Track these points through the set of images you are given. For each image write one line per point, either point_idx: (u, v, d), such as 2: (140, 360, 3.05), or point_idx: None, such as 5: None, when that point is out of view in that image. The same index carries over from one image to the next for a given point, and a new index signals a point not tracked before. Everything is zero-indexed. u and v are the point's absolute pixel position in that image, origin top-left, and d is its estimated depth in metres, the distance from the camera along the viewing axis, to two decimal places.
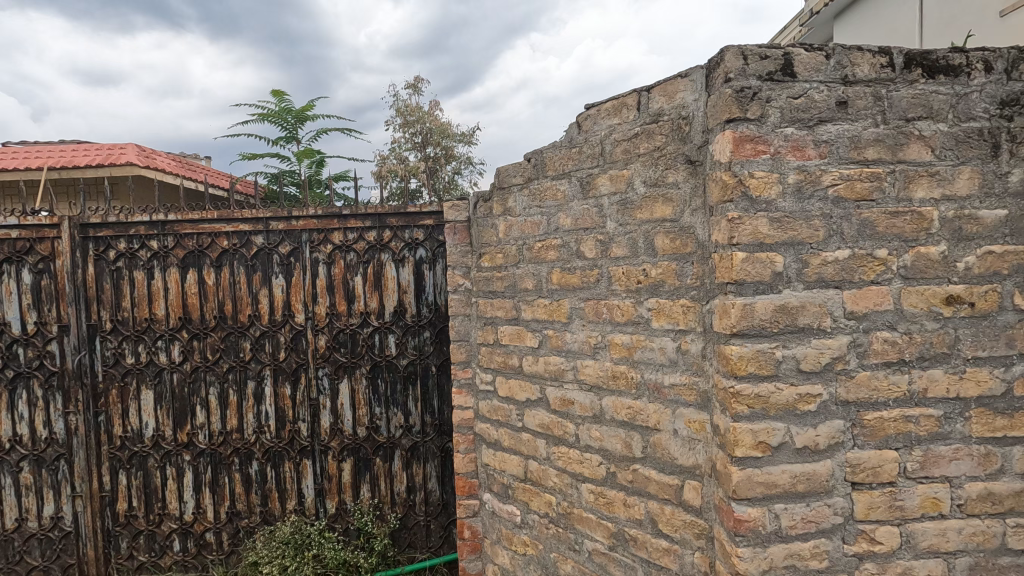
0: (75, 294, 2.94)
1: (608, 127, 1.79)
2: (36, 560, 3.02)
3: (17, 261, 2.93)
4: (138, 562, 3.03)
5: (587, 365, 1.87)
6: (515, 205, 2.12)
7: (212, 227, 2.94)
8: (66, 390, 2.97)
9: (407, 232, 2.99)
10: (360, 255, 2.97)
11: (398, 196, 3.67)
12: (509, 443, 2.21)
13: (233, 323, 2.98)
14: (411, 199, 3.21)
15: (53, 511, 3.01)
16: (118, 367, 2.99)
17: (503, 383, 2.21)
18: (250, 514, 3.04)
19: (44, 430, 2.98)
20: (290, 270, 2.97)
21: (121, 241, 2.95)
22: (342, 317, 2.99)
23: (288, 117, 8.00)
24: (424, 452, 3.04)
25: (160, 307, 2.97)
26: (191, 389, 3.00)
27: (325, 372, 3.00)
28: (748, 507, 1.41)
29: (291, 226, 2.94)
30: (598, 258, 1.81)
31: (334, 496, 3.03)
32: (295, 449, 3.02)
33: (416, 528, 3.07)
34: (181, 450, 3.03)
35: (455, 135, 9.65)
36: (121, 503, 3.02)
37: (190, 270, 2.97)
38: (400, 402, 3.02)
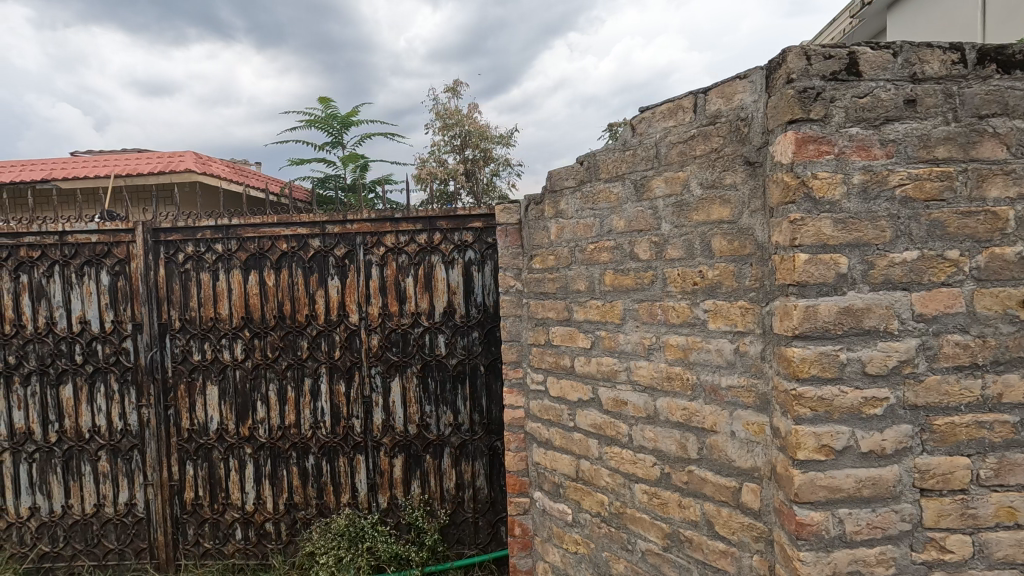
0: (148, 295, 3.12)
1: (663, 130, 1.80)
2: (111, 544, 3.23)
3: (97, 264, 3.15)
4: (203, 549, 3.20)
5: (641, 366, 1.88)
6: (567, 208, 2.14)
7: (272, 230, 3.08)
8: (139, 384, 3.17)
9: (457, 234, 3.05)
10: (412, 257, 3.06)
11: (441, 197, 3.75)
12: (560, 442, 2.23)
13: (291, 322, 3.11)
14: (451, 202, 3.29)
15: (127, 497, 3.21)
16: (185, 364, 3.16)
17: (555, 384, 2.24)
18: (306, 506, 3.17)
19: (120, 422, 3.19)
20: (345, 272, 3.08)
21: (189, 244, 3.12)
22: (394, 317, 3.08)
23: (334, 122, 8.25)
24: (473, 450, 3.10)
25: (224, 307, 3.13)
26: (253, 385, 3.15)
27: (377, 370, 3.10)
28: (811, 511, 1.39)
29: (346, 230, 3.06)
30: (653, 260, 1.82)
31: (386, 491, 3.13)
32: (349, 444, 3.13)
33: (465, 525, 3.13)
34: (243, 443, 3.18)
35: (493, 137, 9.74)
36: (189, 492, 3.19)
37: (252, 272, 3.11)
38: (450, 401, 3.09)
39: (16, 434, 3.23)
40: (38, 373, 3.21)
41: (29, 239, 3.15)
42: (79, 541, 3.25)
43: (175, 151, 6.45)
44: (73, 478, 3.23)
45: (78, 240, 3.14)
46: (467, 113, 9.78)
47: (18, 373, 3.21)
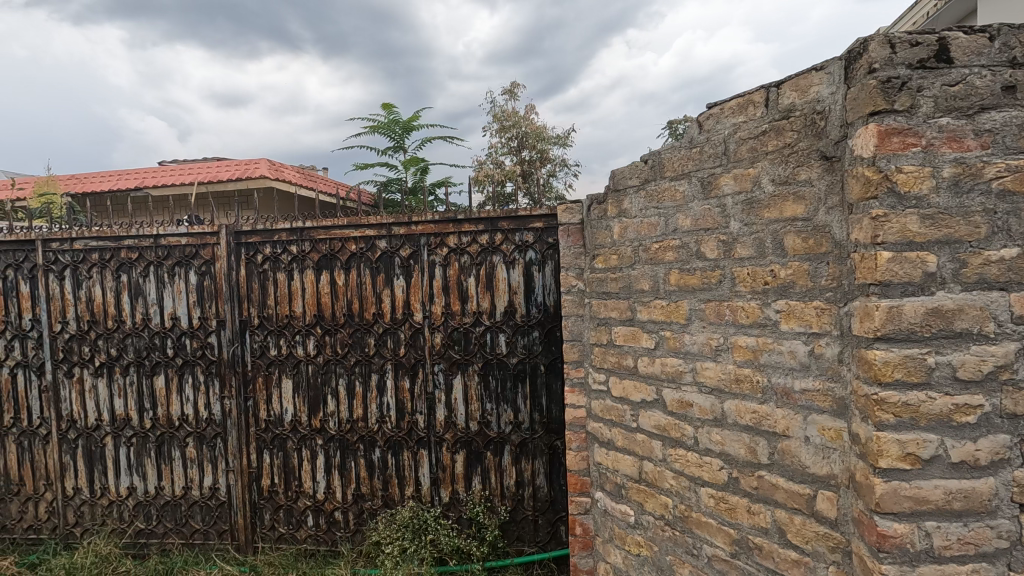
0: (230, 293, 3.35)
1: (732, 126, 1.76)
2: (198, 524, 3.48)
3: (186, 265, 3.40)
4: (278, 533, 3.39)
5: (708, 367, 1.84)
6: (631, 207, 2.13)
7: (342, 232, 3.23)
8: (222, 376, 3.40)
9: (518, 234, 3.08)
10: (474, 257, 3.12)
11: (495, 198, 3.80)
12: (623, 443, 2.22)
13: (360, 320, 3.25)
14: (507, 203, 3.33)
15: (211, 482, 3.45)
16: (263, 358, 3.36)
17: (617, 384, 2.23)
18: (373, 497, 3.30)
19: (205, 411, 3.44)
20: (409, 271, 3.18)
21: (268, 246, 3.32)
22: (456, 315, 3.15)
23: (396, 128, 8.52)
24: (533, 448, 3.13)
25: (298, 305, 3.31)
26: (324, 379, 3.31)
27: (440, 367, 3.18)
28: (894, 522, 1.32)
29: (411, 231, 3.16)
30: (721, 258, 1.78)
31: (448, 485, 3.20)
32: (413, 439, 3.23)
33: (525, 523, 3.16)
34: (314, 434, 3.34)
35: (550, 138, 9.76)
36: (266, 479, 3.39)
37: (323, 272, 3.27)
38: (510, 399, 3.13)
39: (117, 420, 3.54)
40: (135, 364, 3.50)
41: (128, 241, 3.45)
42: (170, 520, 3.52)
43: (250, 159, 6.86)
44: (165, 461, 3.51)
45: (169, 242, 3.41)
46: (524, 114, 9.84)
47: (119, 364, 3.52)
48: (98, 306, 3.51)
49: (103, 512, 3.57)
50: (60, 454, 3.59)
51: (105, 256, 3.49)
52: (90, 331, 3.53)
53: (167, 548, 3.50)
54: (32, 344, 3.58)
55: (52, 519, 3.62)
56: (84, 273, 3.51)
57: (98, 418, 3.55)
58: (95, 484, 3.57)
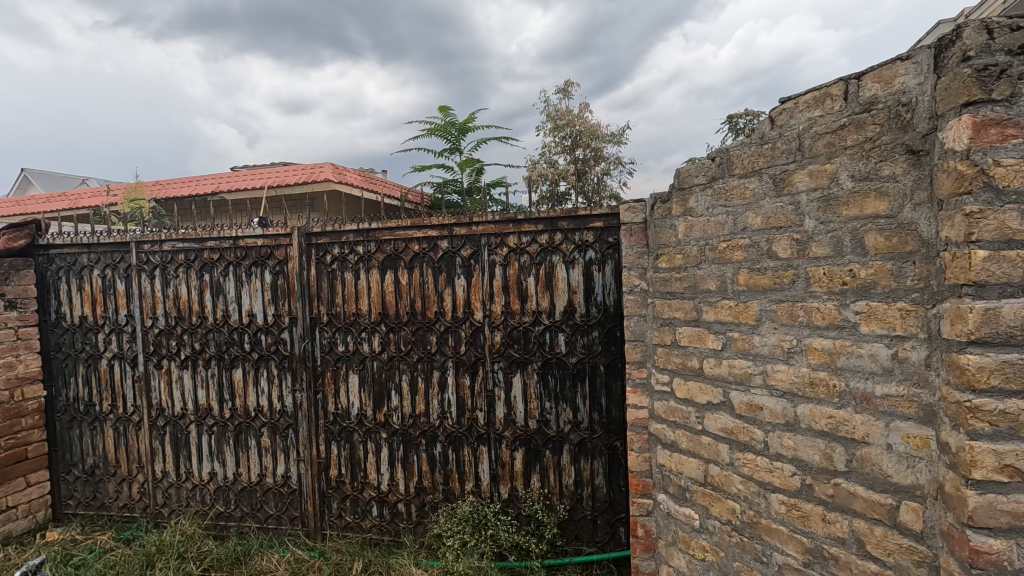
0: (302, 292, 3.52)
1: (807, 120, 1.69)
2: (271, 509, 3.68)
3: (262, 265, 3.61)
4: (345, 522, 3.54)
5: (779, 370, 1.79)
6: (696, 205, 2.09)
7: (406, 233, 3.33)
8: (294, 371, 3.58)
9: (578, 234, 3.07)
10: (533, 257, 3.13)
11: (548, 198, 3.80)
12: (687, 445, 2.18)
13: (422, 318, 3.34)
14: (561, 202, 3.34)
15: (284, 470, 3.64)
16: (331, 354, 3.52)
17: (682, 385, 2.20)
18: (434, 491, 3.39)
19: (279, 402, 3.63)
20: (470, 271, 3.25)
21: (336, 246, 3.47)
22: (516, 315, 3.18)
23: (452, 130, 8.67)
24: (593, 448, 3.11)
25: (364, 303, 3.44)
26: (388, 375, 3.43)
27: (500, 366, 3.23)
28: (990, 538, 1.24)
29: (472, 231, 3.21)
30: (794, 258, 1.73)
31: (507, 482, 3.25)
32: (473, 435, 3.29)
33: (584, 522, 3.16)
34: (379, 428, 3.47)
35: (604, 136, 9.66)
36: (333, 469, 3.55)
37: (388, 271, 3.39)
38: (569, 399, 3.13)
39: (200, 409, 3.80)
40: (216, 358, 3.75)
41: (210, 243, 3.70)
42: (246, 504, 3.74)
43: (315, 164, 7.20)
44: (242, 449, 3.73)
45: (247, 243, 3.62)
46: (578, 113, 9.79)
47: (202, 357, 3.77)
48: (183, 303, 3.78)
49: (187, 494, 3.85)
50: (151, 439, 3.89)
51: (190, 257, 3.75)
52: (177, 326, 3.80)
53: (244, 531, 3.73)
54: (127, 337, 3.90)
55: (143, 499, 3.93)
56: (172, 273, 3.79)
57: (183, 407, 3.83)
58: (181, 468, 3.84)
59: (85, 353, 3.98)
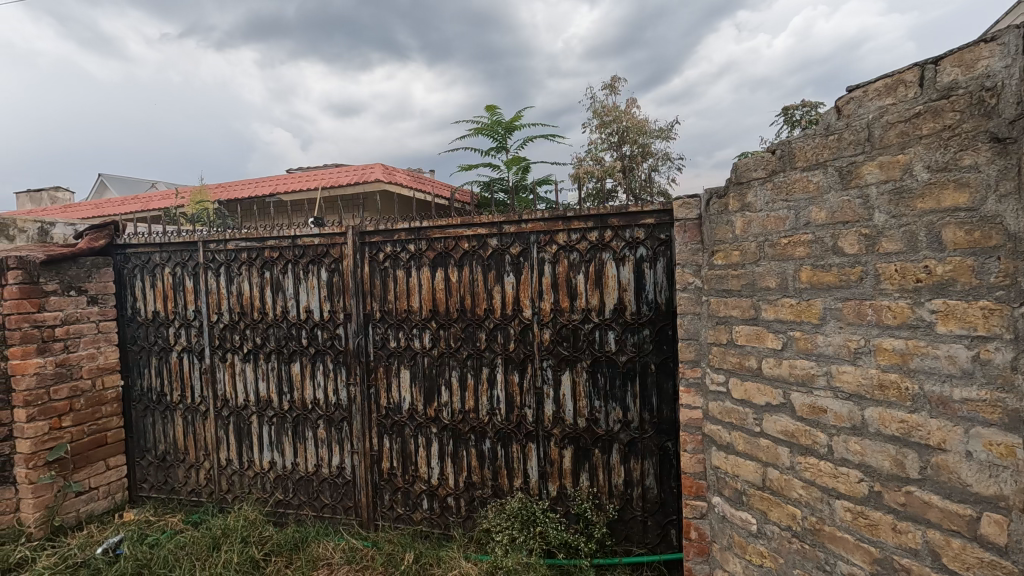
0: (356, 289, 3.63)
1: (878, 109, 1.61)
2: (327, 499, 3.82)
3: (318, 263, 3.74)
4: (396, 514, 3.63)
5: (845, 371, 1.71)
6: (755, 200, 2.03)
7: (456, 231, 3.37)
8: (348, 365, 3.69)
9: (628, 231, 3.02)
10: (583, 254, 3.11)
11: (596, 195, 3.76)
12: (744, 447, 2.12)
13: (472, 316, 3.38)
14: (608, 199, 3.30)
15: (338, 461, 3.77)
16: (384, 349, 3.61)
17: (739, 386, 2.13)
18: (483, 486, 3.42)
19: (334, 396, 3.76)
20: (519, 269, 3.25)
21: (388, 245, 3.56)
22: (565, 312, 3.17)
23: (498, 129, 8.71)
24: (643, 448, 3.06)
25: (415, 300, 3.51)
26: (438, 371, 3.49)
27: (549, 363, 3.22)
28: None
29: (522, 229, 3.22)
30: (862, 254, 1.65)
31: (556, 480, 3.24)
32: (522, 432, 3.31)
33: (634, 523, 3.11)
34: (429, 423, 3.53)
35: (652, 132, 9.49)
36: (386, 462, 3.65)
37: (438, 269, 3.44)
38: (619, 398, 3.09)
39: (261, 401, 3.98)
40: (276, 352, 3.91)
41: (271, 242, 3.86)
42: (303, 493, 3.89)
43: (366, 165, 7.43)
44: (300, 440, 3.88)
45: (305, 242, 3.76)
46: (625, 109, 9.66)
47: (262, 351, 3.94)
48: (246, 299, 3.97)
49: (249, 482, 4.04)
50: (216, 429, 4.10)
51: (252, 255, 3.93)
52: (240, 321, 4.00)
53: (302, 518, 3.88)
54: (195, 332, 4.12)
55: (209, 485, 4.14)
56: (235, 270, 3.98)
57: (246, 399, 4.02)
58: (243, 457, 4.03)
59: (158, 345, 4.23)
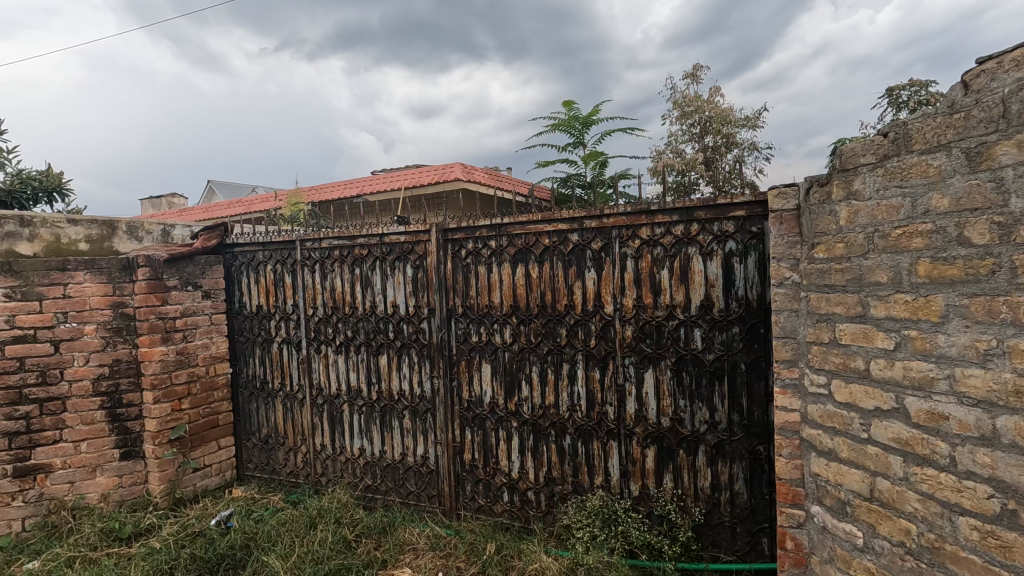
0: (439, 285, 3.73)
1: (1015, 82, 1.45)
2: (412, 486, 3.97)
3: (405, 259, 3.88)
4: (478, 504, 3.71)
5: (972, 375, 1.55)
6: (863, 187, 1.87)
7: (536, 227, 3.38)
8: (432, 359, 3.81)
9: (716, 224, 2.88)
10: (667, 249, 3.01)
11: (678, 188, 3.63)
12: (848, 454, 1.97)
13: (552, 311, 3.37)
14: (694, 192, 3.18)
15: (422, 451, 3.91)
16: (466, 344, 3.70)
17: (843, 388, 1.98)
18: (563, 482, 3.42)
19: (419, 387, 3.89)
20: (601, 264, 3.21)
21: (471, 241, 3.63)
22: (648, 309, 3.08)
23: (576, 124, 8.64)
24: (731, 451, 2.92)
25: (496, 295, 3.56)
26: (519, 366, 3.51)
27: (631, 360, 3.16)
28: None
29: (603, 224, 3.17)
30: (995, 244, 1.48)
31: (638, 479, 3.17)
32: (603, 429, 3.26)
33: (721, 529, 2.98)
34: (510, 417, 3.57)
35: (737, 120, 9.03)
36: (468, 453, 3.73)
37: (519, 265, 3.47)
38: (705, 398, 2.97)
39: (351, 390, 4.20)
40: (365, 344, 4.11)
41: (360, 240, 4.06)
42: (390, 480, 4.07)
43: (447, 165, 7.65)
44: (387, 429, 4.06)
45: (391, 240, 3.92)
46: (708, 98, 9.26)
47: (353, 344, 4.16)
48: (338, 295, 4.20)
49: (341, 466, 4.28)
50: (312, 415, 4.38)
51: (343, 253, 4.15)
52: (333, 315, 4.24)
53: (389, 504, 4.07)
54: (293, 324, 4.42)
55: (306, 468, 4.43)
56: (328, 267, 4.22)
57: (338, 388, 4.26)
58: (336, 443, 4.28)
59: (261, 337, 4.58)
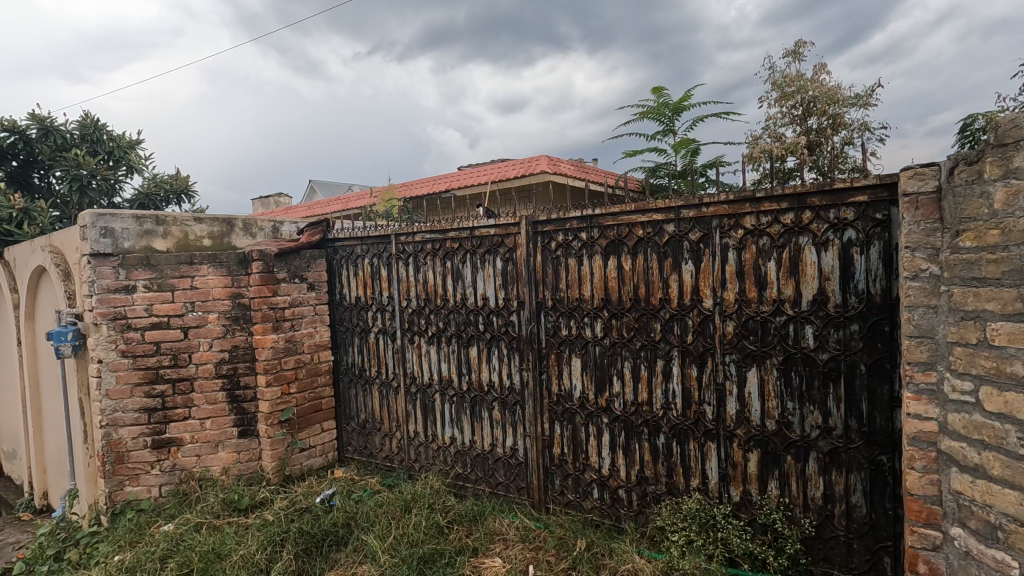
0: (529, 277, 3.72)
1: None
2: (501, 477, 4.02)
3: (494, 252, 3.91)
4: (567, 499, 3.68)
5: None
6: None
7: (630, 218, 3.26)
8: (522, 351, 3.81)
9: (833, 211, 2.63)
10: (774, 239, 2.79)
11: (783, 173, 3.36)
12: (1001, 472, 1.73)
13: (646, 305, 3.25)
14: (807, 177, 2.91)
15: (512, 442, 3.93)
16: (556, 337, 3.66)
17: (995, 396, 1.75)
18: (657, 482, 3.29)
19: (509, 379, 3.91)
20: (699, 255, 3.03)
21: (561, 233, 3.58)
22: (752, 303, 2.88)
23: (666, 111, 8.30)
24: (848, 460, 2.67)
25: (587, 288, 3.48)
26: (611, 361, 3.42)
27: (732, 358, 2.97)
28: None
29: (702, 214, 2.99)
30: None
31: (739, 484, 2.99)
32: (700, 430, 3.10)
33: (834, 544, 2.74)
34: (601, 412, 3.50)
35: (846, 99, 8.26)
36: (557, 447, 3.71)
37: (611, 257, 3.37)
38: (818, 401, 2.73)
39: (443, 379, 4.31)
40: (456, 335, 4.19)
41: (451, 233, 4.13)
42: (480, 469, 4.14)
43: (533, 158, 7.65)
44: (477, 419, 4.12)
45: (482, 233, 3.96)
46: (812, 76, 8.54)
47: (445, 335, 4.26)
48: (430, 287, 4.31)
49: (433, 454, 4.41)
50: (406, 403, 4.55)
51: (435, 246, 4.25)
52: (426, 307, 4.36)
53: (479, 492, 4.14)
54: (388, 315, 4.60)
55: (400, 453, 4.62)
56: (421, 261, 4.34)
57: (430, 377, 4.38)
58: (428, 430, 4.42)
59: (360, 327, 4.81)
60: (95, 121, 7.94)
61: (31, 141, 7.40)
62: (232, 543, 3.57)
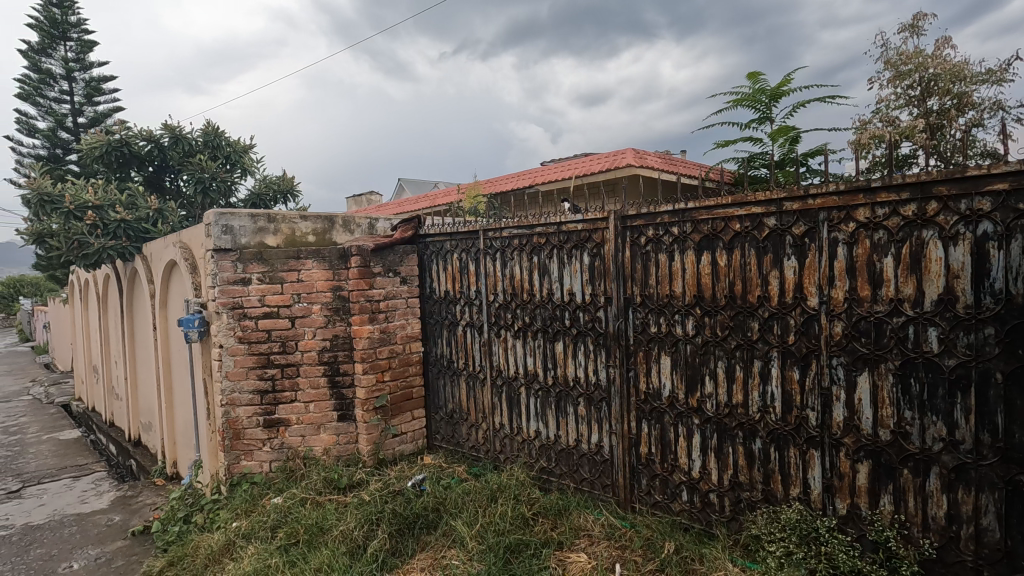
0: (617, 273, 3.66)
1: None
2: (586, 473, 4.01)
3: (582, 247, 3.89)
4: (654, 500, 3.60)
5: None
6: None
7: (725, 211, 3.12)
8: (609, 348, 3.77)
9: (965, 201, 2.36)
10: (892, 233, 2.56)
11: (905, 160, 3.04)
12: None
13: (743, 303, 3.09)
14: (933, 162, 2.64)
15: (597, 439, 3.91)
16: (644, 334, 3.59)
17: None
18: (752, 488, 3.14)
19: (595, 375, 3.89)
20: (803, 251, 2.84)
21: (651, 228, 3.49)
22: (864, 302, 2.66)
23: (762, 98, 7.83)
24: (977, 478, 2.40)
25: (678, 285, 3.37)
26: (703, 360, 3.30)
27: (839, 361, 2.76)
28: None
29: (807, 206, 2.80)
30: None
31: (846, 496, 2.78)
32: (802, 436, 2.92)
33: (959, 569, 2.48)
34: (691, 413, 3.38)
35: (975, 75, 7.36)
36: (644, 446, 3.63)
37: (704, 253, 3.24)
38: (942, 410, 2.48)
39: (528, 373, 4.35)
40: (542, 330, 4.22)
41: (539, 228, 4.15)
42: (565, 464, 4.16)
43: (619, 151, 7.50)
44: (562, 414, 4.13)
45: (569, 228, 3.94)
46: (933, 52, 7.70)
47: (531, 329, 4.30)
48: (517, 282, 4.36)
49: (518, 446, 4.48)
50: (492, 395, 4.64)
51: (523, 242, 4.29)
52: (512, 302, 4.42)
53: (563, 487, 4.16)
54: (475, 309, 4.72)
55: (486, 444, 4.73)
56: (509, 255, 4.41)
57: (516, 370, 4.44)
58: (514, 423, 4.49)
59: (449, 320, 4.97)
60: (215, 128, 8.76)
61: (164, 148, 8.31)
62: (333, 519, 3.84)
